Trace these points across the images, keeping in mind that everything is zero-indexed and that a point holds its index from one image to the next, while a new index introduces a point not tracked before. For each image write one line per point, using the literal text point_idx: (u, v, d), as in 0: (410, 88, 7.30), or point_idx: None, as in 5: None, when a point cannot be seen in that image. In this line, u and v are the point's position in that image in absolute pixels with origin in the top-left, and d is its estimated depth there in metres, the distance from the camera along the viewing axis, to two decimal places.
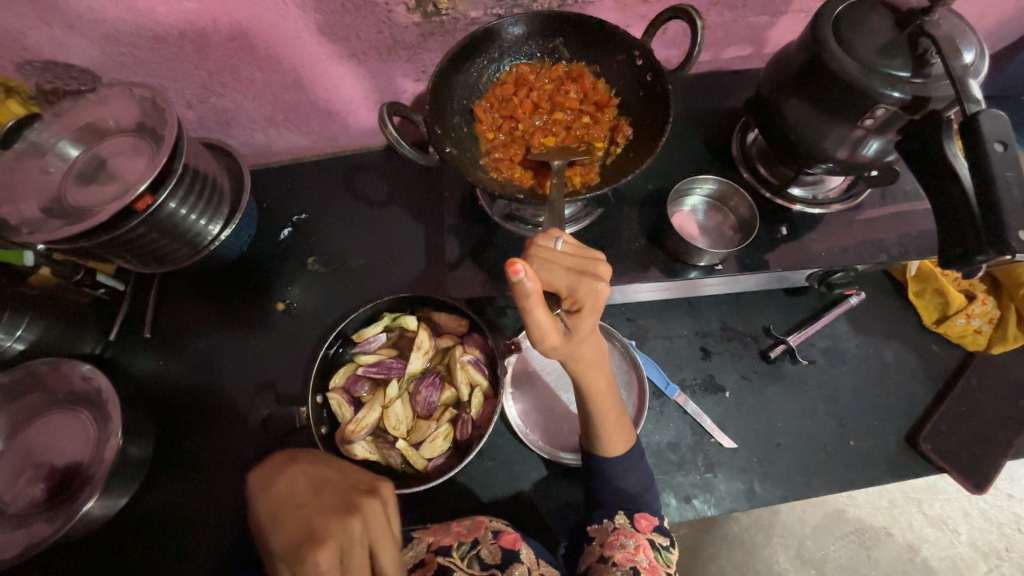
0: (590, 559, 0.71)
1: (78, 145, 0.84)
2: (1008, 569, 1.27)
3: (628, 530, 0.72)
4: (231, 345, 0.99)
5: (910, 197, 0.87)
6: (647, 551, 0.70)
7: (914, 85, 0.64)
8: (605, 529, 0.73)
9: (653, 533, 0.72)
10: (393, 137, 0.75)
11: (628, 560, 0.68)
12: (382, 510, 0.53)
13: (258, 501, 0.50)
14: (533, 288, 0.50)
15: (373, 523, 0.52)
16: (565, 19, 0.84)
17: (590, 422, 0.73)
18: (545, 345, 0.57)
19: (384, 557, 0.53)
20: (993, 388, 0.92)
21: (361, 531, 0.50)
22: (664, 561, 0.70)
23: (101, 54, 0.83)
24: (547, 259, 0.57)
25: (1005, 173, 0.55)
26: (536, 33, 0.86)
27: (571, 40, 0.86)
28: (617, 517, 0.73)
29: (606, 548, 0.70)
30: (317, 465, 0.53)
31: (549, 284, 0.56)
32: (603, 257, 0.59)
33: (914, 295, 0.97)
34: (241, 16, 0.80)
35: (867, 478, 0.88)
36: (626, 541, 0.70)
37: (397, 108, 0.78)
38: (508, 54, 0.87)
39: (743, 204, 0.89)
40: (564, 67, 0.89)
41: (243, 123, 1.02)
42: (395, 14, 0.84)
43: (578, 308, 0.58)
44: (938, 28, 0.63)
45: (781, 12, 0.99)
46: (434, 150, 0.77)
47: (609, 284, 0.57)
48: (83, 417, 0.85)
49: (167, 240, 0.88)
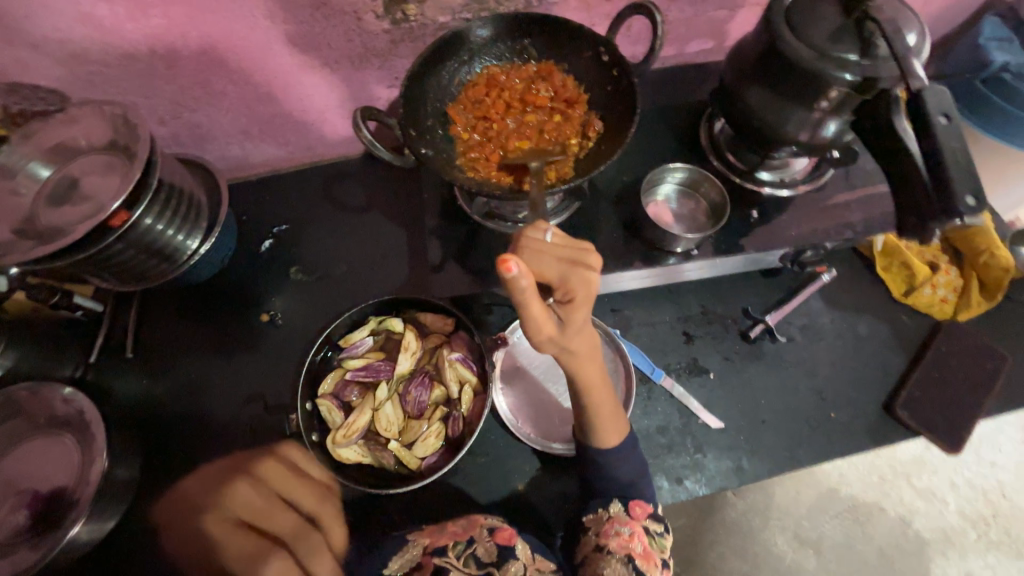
0: (587, 548, 0.72)
1: (49, 166, 0.83)
2: (995, 535, 1.31)
3: (623, 518, 0.73)
4: (217, 359, 0.98)
5: (871, 176, 0.91)
6: (642, 538, 0.71)
7: (864, 66, 0.67)
8: (600, 518, 0.74)
9: (648, 520, 0.73)
10: (369, 141, 0.76)
11: (624, 549, 0.70)
12: (286, 468, 0.79)
13: (191, 495, 0.83)
14: (527, 283, 0.52)
15: (275, 479, 0.78)
16: (530, 19, 0.86)
17: (585, 412, 0.74)
18: (539, 337, 0.59)
19: (298, 497, 0.77)
20: (963, 353, 0.96)
21: (260, 486, 0.77)
22: (659, 546, 0.72)
23: (68, 73, 0.83)
24: (537, 251, 0.58)
25: (951, 144, 0.59)
26: (504, 34, 0.88)
27: (538, 41, 0.89)
28: (611, 505, 0.74)
29: (602, 537, 0.72)
30: (223, 462, 0.85)
31: (541, 275, 0.58)
32: (591, 247, 0.61)
33: (883, 270, 1.01)
34: (209, 30, 0.81)
35: (849, 447, 0.91)
36: (620, 529, 0.72)
37: (371, 113, 0.79)
38: (477, 57, 0.89)
39: (714, 189, 0.91)
40: (533, 67, 0.91)
41: (218, 137, 1.02)
42: (364, 22, 0.85)
43: (571, 299, 0.59)
44: (882, 13, 0.66)
45: (739, 6, 1.03)
46: (410, 152, 0.79)
47: (599, 273, 0.59)
48: (68, 441, 0.83)
49: (146, 257, 0.87)
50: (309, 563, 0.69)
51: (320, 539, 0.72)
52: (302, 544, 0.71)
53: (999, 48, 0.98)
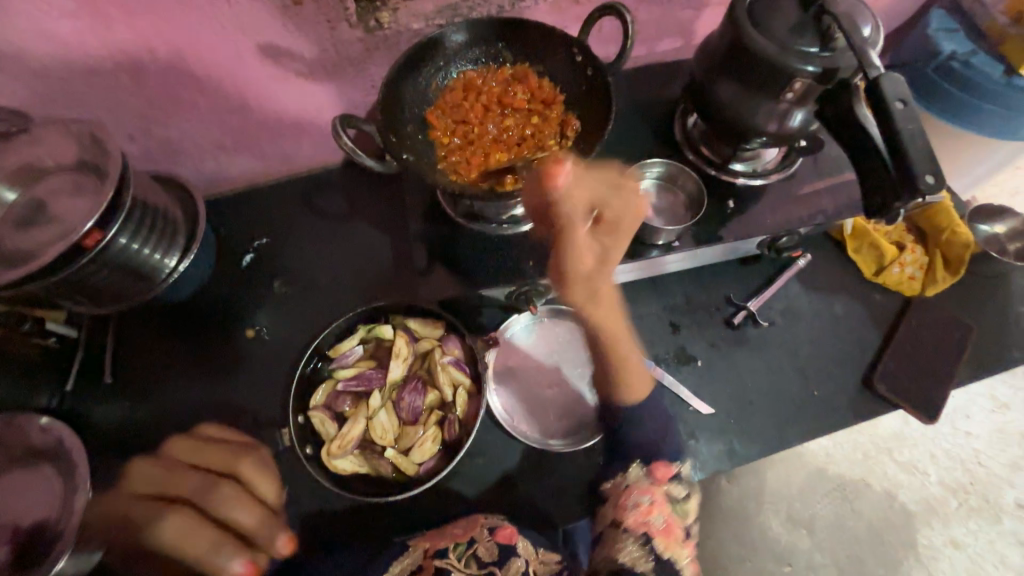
0: (605, 520, 0.86)
1: (14, 188, 0.81)
2: (975, 502, 1.36)
3: (642, 487, 0.86)
4: (201, 379, 0.96)
5: (837, 162, 0.95)
6: (659, 505, 0.86)
7: (824, 58, 0.71)
8: (619, 486, 0.87)
9: (668, 485, 0.87)
10: (350, 149, 0.76)
11: (641, 523, 0.84)
12: (195, 442, 0.85)
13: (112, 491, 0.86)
14: (568, 186, 0.80)
15: (187, 452, 0.84)
16: (503, 23, 0.87)
17: (609, 371, 0.92)
18: (572, 231, 0.83)
19: (211, 462, 0.83)
20: (933, 326, 1.00)
21: (173, 461, 0.84)
22: (677, 510, 0.87)
23: (30, 91, 0.80)
24: (586, 173, 0.84)
25: (908, 128, 0.62)
26: (479, 39, 0.89)
27: (512, 44, 0.90)
28: (632, 472, 0.87)
29: (621, 507, 0.85)
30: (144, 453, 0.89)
31: (585, 190, 0.82)
32: (637, 192, 0.87)
33: (853, 252, 1.05)
34: (178, 41, 0.80)
35: (833, 423, 0.95)
36: (641, 499, 0.85)
37: (350, 121, 0.80)
38: (453, 62, 0.90)
39: (690, 181, 0.94)
40: (509, 70, 0.92)
41: (192, 152, 1.00)
42: (337, 31, 0.85)
43: (602, 219, 0.84)
44: (838, 6, 0.70)
45: (703, 5, 1.06)
46: (391, 158, 0.79)
47: (640, 204, 0.85)
48: (46, 472, 0.80)
49: (122, 277, 0.85)
50: (227, 513, 0.79)
51: (234, 492, 0.80)
52: (214, 501, 0.79)
53: (946, 39, 1.04)
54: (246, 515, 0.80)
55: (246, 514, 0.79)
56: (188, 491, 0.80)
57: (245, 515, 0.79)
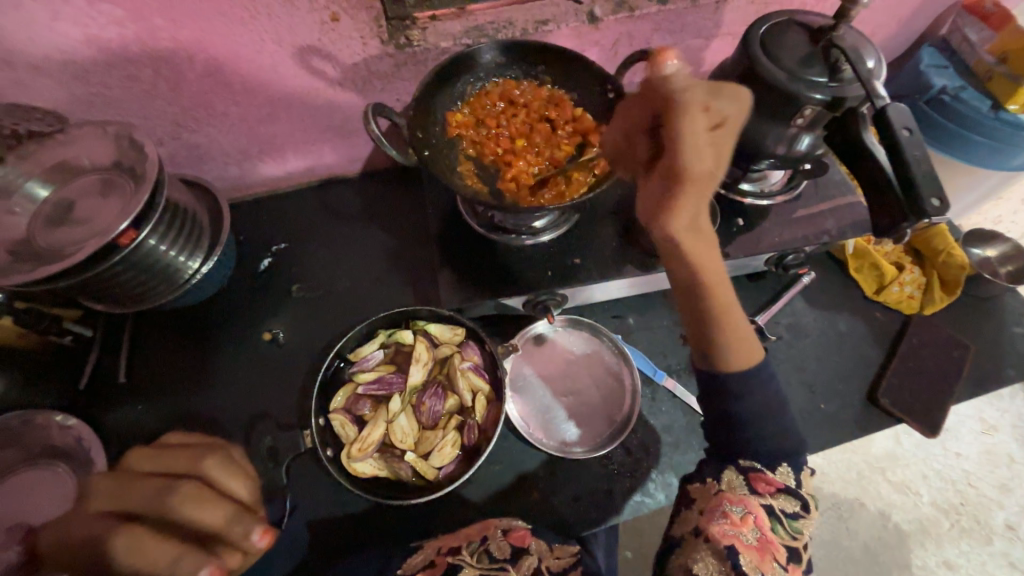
0: (686, 528, 0.65)
1: (47, 185, 0.82)
2: (967, 523, 1.38)
3: (736, 496, 0.63)
4: (219, 380, 0.96)
5: (840, 185, 0.99)
6: (758, 516, 0.61)
7: (832, 87, 0.75)
8: (710, 489, 0.64)
9: (776, 498, 0.62)
10: (377, 136, 0.79)
11: (729, 535, 0.60)
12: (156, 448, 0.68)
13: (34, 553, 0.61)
14: None
15: (148, 461, 0.66)
16: (545, 49, 0.92)
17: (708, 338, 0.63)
18: None
19: (174, 467, 0.65)
20: (930, 344, 1.04)
21: (128, 471, 0.64)
22: (778, 529, 0.62)
23: (69, 94, 0.82)
24: None
25: (914, 152, 0.66)
26: (521, 61, 0.94)
27: (552, 69, 0.95)
28: (726, 475, 0.64)
29: (709, 513, 0.63)
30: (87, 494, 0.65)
31: None
32: None
33: (854, 271, 1.09)
34: (218, 53, 0.83)
35: (837, 435, 0.98)
36: (732, 509, 0.62)
37: (381, 110, 0.83)
38: (494, 76, 0.95)
39: (703, 200, 0.98)
40: (548, 93, 0.95)
41: (216, 157, 1.02)
42: (368, 46, 0.89)
43: None
44: (845, 40, 0.75)
45: (714, 35, 1.10)
46: (414, 151, 0.83)
47: None
48: (59, 470, 0.81)
49: (146, 278, 0.86)
50: (187, 515, 0.59)
51: (194, 488, 0.61)
52: (174, 498, 0.59)
53: (937, 74, 1.11)
54: (212, 513, 0.60)
55: (211, 509, 0.60)
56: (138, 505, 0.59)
57: (210, 512, 0.60)
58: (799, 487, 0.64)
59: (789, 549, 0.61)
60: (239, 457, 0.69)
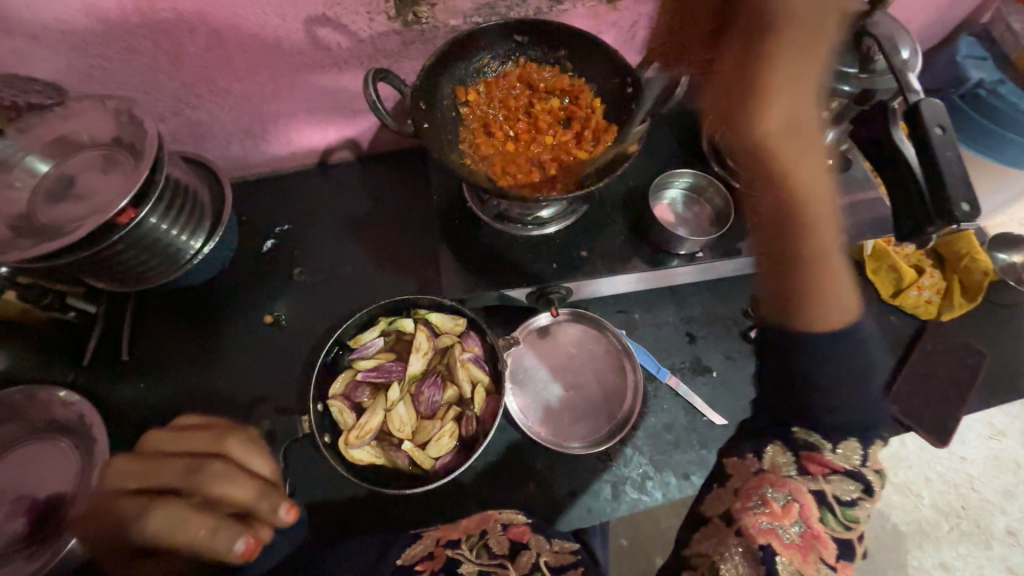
0: (718, 510, 0.63)
1: (47, 161, 0.81)
2: (967, 527, 1.36)
3: (777, 481, 0.60)
4: (220, 360, 0.96)
5: (863, 183, 0.94)
6: (803, 506, 0.59)
7: (862, 80, 0.71)
8: (748, 466, 0.63)
9: (835, 482, 0.60)
10: (374, 100, 0.78)
11: (766, 527, 0.57)
12: (172, 431, 0.69)
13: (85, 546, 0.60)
14: None
15: (165, 441, 0.67)
16: (571, 32, 0.87)
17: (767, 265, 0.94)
18: None
19: (192, 446, 0.66)
20: (945, 351, 1.01)
21: (147, 452, 0.66)
22: (827, 521, 0.59)
23: (68, 66, 0.81)
24: None
25: (947, 152, 0.61)
26: (545, 42, 0.90)
27: (574, 54, 0.90)
28: (768, 449, 0.63)
29: (751, 491, 0.61)
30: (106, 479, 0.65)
31: None
32: None
33: (872, 273, 1.05)
34: (219, 26, 0.80)
35: None
36: (775, 495, 0.59)
37: (384, 74, 0.81)
38: (514, 54, 0.91)
39: (719, 195, 0.94)
40: (569, 80, 0.91)
41: (219, 135, 1.00)
42: (376, 23, 0.85)
43: None
44: (880, 29, 0.69)
45: None
46: (411, 123, 0.81)
47: None
48: (63, 446, 0.82)
49: (148, 257, 0.85)
50: (221, 491, 0.61)
51: (221, 467, 0.62)
52: (199, 480, 0.61)
53: (974, 67, 1.05)
54: (242, 490, 0.62)
55: (241, 487, 0.62)
56: (168, 481, 0.61)
57: (238, 488, 0.62)
58: (857, 467, 0.62)
59: (840, 544, 0.58)
60: (258, 436, 0.70)
